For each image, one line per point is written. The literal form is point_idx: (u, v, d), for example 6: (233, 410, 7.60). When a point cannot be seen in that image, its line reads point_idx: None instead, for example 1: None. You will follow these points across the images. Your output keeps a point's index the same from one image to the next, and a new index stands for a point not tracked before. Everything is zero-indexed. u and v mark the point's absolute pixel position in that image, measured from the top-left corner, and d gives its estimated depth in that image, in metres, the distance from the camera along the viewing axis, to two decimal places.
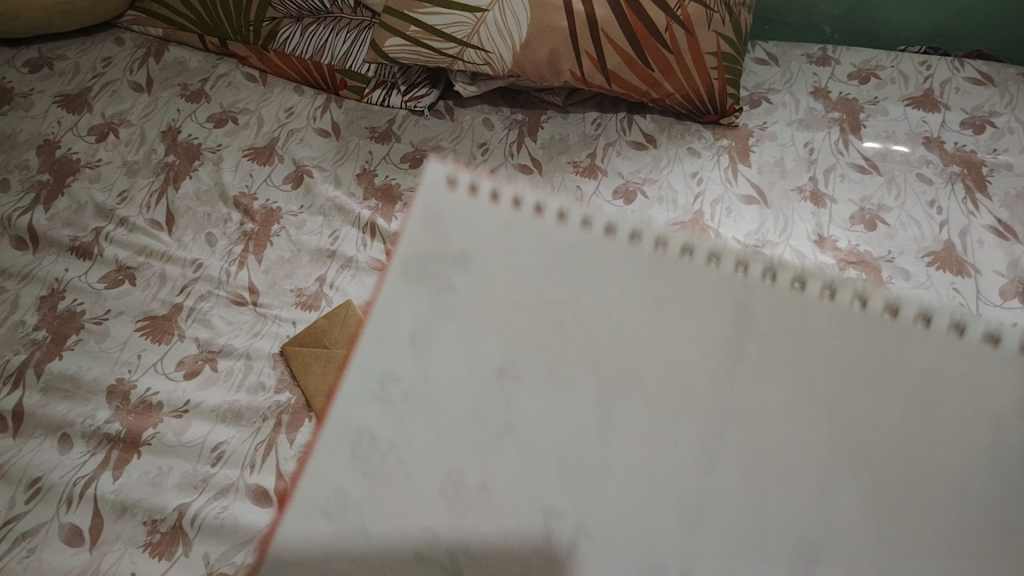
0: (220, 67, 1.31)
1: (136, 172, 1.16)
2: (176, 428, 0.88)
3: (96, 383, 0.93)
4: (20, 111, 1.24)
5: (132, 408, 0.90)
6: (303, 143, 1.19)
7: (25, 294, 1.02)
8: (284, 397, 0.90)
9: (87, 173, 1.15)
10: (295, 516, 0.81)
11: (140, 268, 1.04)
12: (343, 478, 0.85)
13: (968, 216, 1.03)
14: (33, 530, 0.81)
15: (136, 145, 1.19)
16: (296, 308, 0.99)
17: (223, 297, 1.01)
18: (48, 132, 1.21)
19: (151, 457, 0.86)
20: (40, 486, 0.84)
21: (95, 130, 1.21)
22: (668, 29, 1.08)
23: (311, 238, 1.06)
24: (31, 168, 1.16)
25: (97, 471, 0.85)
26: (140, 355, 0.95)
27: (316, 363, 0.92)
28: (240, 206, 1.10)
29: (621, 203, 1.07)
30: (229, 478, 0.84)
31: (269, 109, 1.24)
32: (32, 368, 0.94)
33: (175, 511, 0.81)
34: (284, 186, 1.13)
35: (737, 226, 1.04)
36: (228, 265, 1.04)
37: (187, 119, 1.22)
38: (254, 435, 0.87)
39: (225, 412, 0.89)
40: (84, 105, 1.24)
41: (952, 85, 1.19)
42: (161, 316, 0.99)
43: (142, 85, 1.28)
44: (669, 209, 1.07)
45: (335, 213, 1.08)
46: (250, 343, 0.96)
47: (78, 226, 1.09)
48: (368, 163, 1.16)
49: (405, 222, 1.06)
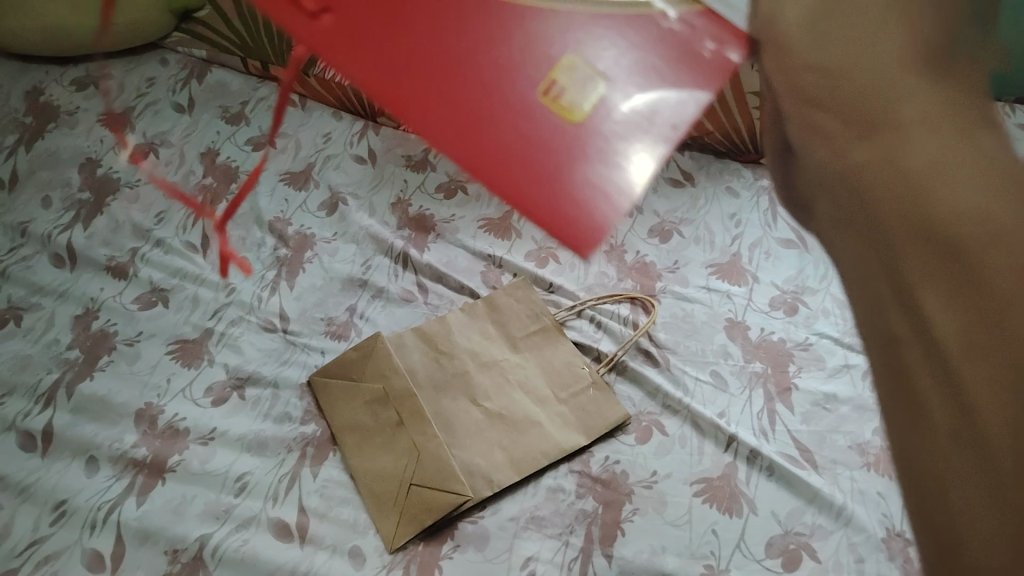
0: (260, 90, 1.26)
1: (175, 192, 1.12)
2: (201, 455, 0.84)
3: (126, 406, 0.89)
4: (65, 129, 1.20)
5: (158, 433, 0.86)
6: (338, 170, 1.14)
7: (60, 312, 0.98)
8: (309, 429, 0.87)
9: (127, 193, 1.12)
10: (316, 553, 0.77)
11: (174, 290, 1.00)
12: (366, 513, 0.80)
13: None
14: (56, 553, 0.77)
15: (176, 166, 1.15)
16: (325, 336, 0.95)
17: (254, 322, 0.96)
18: (91, 151, 1.17)
19: (176, 484, 0.82)
20: (65, 509, 0.80)
21: (135, 150, 1.17)
22: None
23: (343, 265, 1.02)
24: (73, 186, 1.13)
25: (121, 497, 0.81)
26: (170, 378, 0.91)
27: (343, 396, 0.88)
28: (274, 231, 1.06)
29: (657, 243, 1.02)
30: (252, 509, 0.80)
31: (308, 132, 1.19)
32: (64, 388, 0.91)
33: (196, 540, 0.77)
34: (318, 212, 1.08)
35: (775, 270, 0.98)
36: (260, 289, 0.99)
37: (227, 142, 1.19)
38: (277, 466, 0.83)
39: (250, 441, 0.85)
40: (126, 124, 1.21)
41: None
42: (192, 339, 0.94)
43: (184, 105, 1.24)
44: (706, 249, 1.01)
45: (369, 242, 1.04)
46: (277, 371, 0.92)
47: (116, 246, 1.05)
48: (402, 193, 1.11)
49: (437, 254, 1.03)
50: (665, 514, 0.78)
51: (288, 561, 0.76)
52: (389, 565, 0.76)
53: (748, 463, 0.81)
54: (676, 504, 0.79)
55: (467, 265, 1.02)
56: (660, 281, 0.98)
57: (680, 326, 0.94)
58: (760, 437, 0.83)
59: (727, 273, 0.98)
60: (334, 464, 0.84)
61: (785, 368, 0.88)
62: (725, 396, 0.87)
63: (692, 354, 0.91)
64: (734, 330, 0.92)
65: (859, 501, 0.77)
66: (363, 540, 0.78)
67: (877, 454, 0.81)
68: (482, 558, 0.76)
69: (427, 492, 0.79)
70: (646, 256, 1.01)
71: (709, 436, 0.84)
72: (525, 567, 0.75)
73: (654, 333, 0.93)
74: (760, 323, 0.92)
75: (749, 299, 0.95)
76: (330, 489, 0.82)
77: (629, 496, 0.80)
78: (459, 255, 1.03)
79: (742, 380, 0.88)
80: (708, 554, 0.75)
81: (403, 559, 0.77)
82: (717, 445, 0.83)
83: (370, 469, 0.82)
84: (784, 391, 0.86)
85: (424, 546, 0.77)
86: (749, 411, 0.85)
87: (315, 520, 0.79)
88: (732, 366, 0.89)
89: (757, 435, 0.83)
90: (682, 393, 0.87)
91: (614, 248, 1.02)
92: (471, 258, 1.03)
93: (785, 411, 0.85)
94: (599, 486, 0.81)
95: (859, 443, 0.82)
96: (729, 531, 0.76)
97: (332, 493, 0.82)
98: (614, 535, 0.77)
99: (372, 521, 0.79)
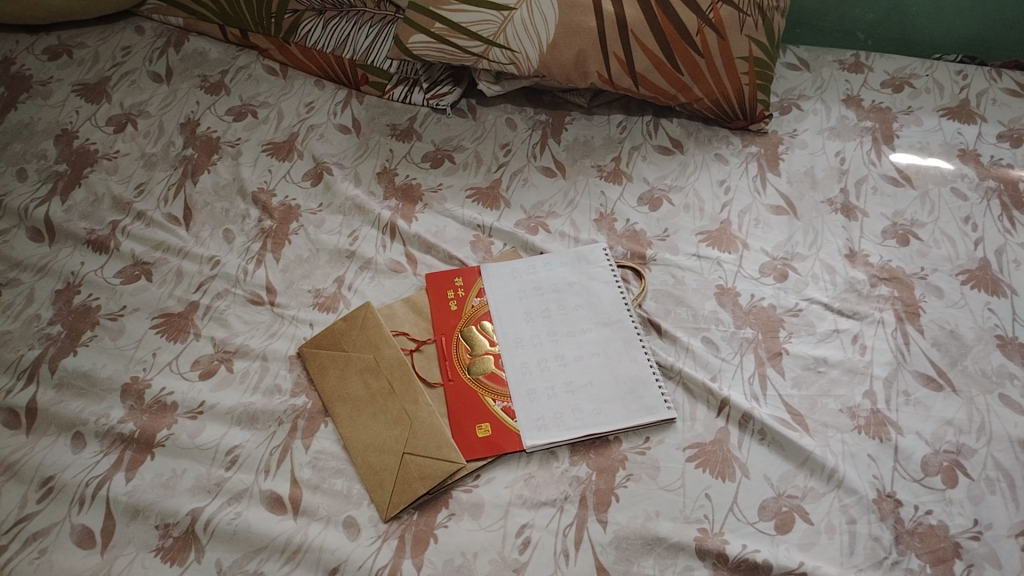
0: (240, 59, 1.23)
1: (155, 165, 1.10)
2: (191, 430, 0.83)
3: (112, 381, 0.87)
4: (39, 100, 1.18)
5: (146, 407, 0.85)
6: (323, 140, 1.12)
7: (40, 287, 0.96)
8: (300, 401, 0.86)
9: (105, 165, 1.10)
10: (310, 525, 0.76)
11: (157, 263, 0.98)
12: (359, 484, 0.79)
13: (1004, 234, 0.95)
14: (44, 530, 0.76)
15: (155, 136, 1.13)
16: (313, 308, 0.93)
17: (241, 295, 0.95)
18: (67, 122, 1.15)
19: (165, 459, 0.81)
20: (53, 485, 0.79)
21: (113, 121, 1.15)
22: (699, 33, 1.02)
23: (330, 237, 1.00)
24: (49, 158, 1.10)
25: (110, 472, 0.80)
26: (156, 352, 0.90)
27: (334, 366, 0.87)
28: (259, 202, 1.04)
29: (646, 211, 1.01)
30: (244, 482, 0.79)
31: (290, 102, 1.17)
32: (47, 363, 0.89)
33: (189, 515, 0.77)
34: (303, 183, 1.07)
35: (766, 237, 0.97)
36: (246, 262, 0.98)
37: (207, 112, 1.16)
38: (268, 439, 0.82)
39: (240, 414, 0.84)
40: (102, 95, 1.18)
41: (989, 97, 1.11)
42: (177, 313, 0.93)
43: (162, 75, 1.21)
44: (695, 217, 1.00)
45: (355, 213, 1.03)
46: (266, 344, 0.90)
47: (95, 219, 1.03)
48: (388, 161, 1.09)
49: (425, 225, 1.01)
50: (658, 479, 0.78)
51: (283, 533, 0.76)
52: (384, 535, 0.76)
53: (740, 427, 0.81)
54: (669, 470, 0.79)
55: (455, 235, 1.00)
56: (651, 249, 0.97)
57: (671, 293, 0.93)
58: (752, 401, 0.83)
59: (717, 240, 0.97)
60: (326, 436, 0.83)
61: (776, 334, 0.88)
62: (717, 360, 0.86)
63: (683, 320, 0.90)
64: (724, 297, 0.92)
65: (849, 463, 0.78)
66: (357, 511, 0.77)
67: (866, 417, 0.81)
68: (478, 527, 0.76)
69: (421, 461, 0.79)
70: (636, 224, 1.00)
71: (700, 401, 0.83)
72: (521, 535, 0.75)
73: (644, 301, 0.92)
74: (750, 289, 0.92)
75: (739, 266, 0.95)
76: (323, 461, 0.81)
77: (623, 463, 0.79)
78: (448, 225, 1.02)
79: (733, 346, 0.87)
80: (702, 518, 0.75)
81: (397, 528, 0.76)
82: (709, 411, 0.82)
83: (365, 441, 0.81)
84: (775, 356, 0.86)
85: (419, 516, 0.77)
86: (740, 375, 0.85)
87: (309, 492, 0.79)
88: (723, 332, 0.89)
89: (749, 399, 0.83)
90: (673, 358, 0.87)
91: (604, 217, 1.01)
92: (461, 227, 1.01)
93: (776, 376, 0.85)
94: (592, 453, 0.81)
95: (848, 406, 0.82)
96: (723, 495, 0.76)
97: (324, 465, 0.81)
98: (609, 501, 0.77)
99: (366, 491, 0.79)
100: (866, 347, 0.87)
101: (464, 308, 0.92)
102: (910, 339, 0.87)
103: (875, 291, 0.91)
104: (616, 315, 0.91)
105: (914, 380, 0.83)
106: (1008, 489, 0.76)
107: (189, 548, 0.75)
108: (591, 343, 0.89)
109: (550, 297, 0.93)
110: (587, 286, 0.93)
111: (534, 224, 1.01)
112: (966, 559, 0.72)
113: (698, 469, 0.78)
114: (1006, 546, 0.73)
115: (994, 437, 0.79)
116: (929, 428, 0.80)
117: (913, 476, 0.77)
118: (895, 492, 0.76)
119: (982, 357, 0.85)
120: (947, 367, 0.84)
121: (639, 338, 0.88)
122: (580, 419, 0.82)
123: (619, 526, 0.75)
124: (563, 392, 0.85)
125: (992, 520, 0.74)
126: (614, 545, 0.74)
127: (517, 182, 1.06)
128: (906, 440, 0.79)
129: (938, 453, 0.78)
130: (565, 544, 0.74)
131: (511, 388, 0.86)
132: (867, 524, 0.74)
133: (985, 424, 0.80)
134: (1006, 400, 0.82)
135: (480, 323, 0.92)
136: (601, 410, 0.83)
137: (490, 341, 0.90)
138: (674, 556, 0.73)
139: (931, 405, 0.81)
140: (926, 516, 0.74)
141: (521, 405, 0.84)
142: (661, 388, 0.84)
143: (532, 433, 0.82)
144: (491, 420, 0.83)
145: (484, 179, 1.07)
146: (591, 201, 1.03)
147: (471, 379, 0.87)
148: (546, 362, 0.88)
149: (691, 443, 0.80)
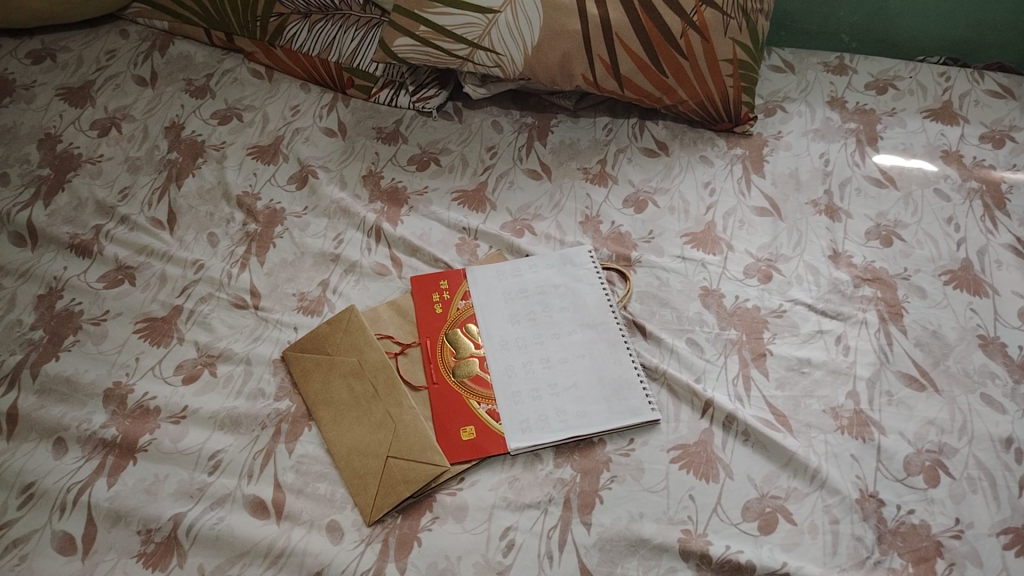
0: (226, 62, 1.23)
1: (139, 169, 1.09)
2: (174, 434, 0.83)
3: (94, 386, 0.87)
4: (22, 104, 1.17)
5: (129, 412, 0.85)
6: (309, 143, 1.12)
7: (22, 292, 0.96)
8: (283, 405, 0.85)
9: (89, 169, 1.09)
10: (293, 529, 0.76)
11: (141, 267, 0.98)
12: (343, 488, 0.79)
13: (986, 234, 0.96)
14: (25, 536, 0.76)
15: (139, 140, 1.13)
16: (297, 312, 0.93)
17: (225, 299, 0.94)
18: (51, 126, 1.14)
19: (148, 464, 0.81)
20: (34, 491, 0.79)
21: (97, 125, 1.15)
22: (683, 35, 1.03)
23: (315, 240, 1.00)
24: (32, 162, 1.10)
25: (92, 478, 0.80)
26: (139, 357, 0.89)
27: (318, 370, 0.86)
28: (243, 206, 1.04)
29: (631, 213, 1.01)
30: (227, 487, 0.79)
31: (276, 105, 1.17)
32: (28, 369, 0.89)
33: (171, 520, 0.76)
34: (288, 186, 1.06)
35: (750, 238, 0.98)
36: (230, 266, 0.98)
37: (192, 116, 1.16)
38: (251, 443, 0.82)
39: (223, 418, 0.84)
40: (86, 99, 1.18)
41: (971, 98, 1.12)
42: (161, 318, 0.93)
43: (147, 79, 1.21)
44: (680, 218, 1.00)
45: (340, 215, 1.02)
46: (251, 348, 0.90)
47: (78, 223, 1.03)
48: (374, 164, 1.09)
49: (411, 227, 1.01)
50: (642, 480, 0.78)
51: (265, 538, 0.75)
52: (368, 539, 0.75)
53: (725, 428, 0.81)
54: (653, 471, 0.79)
55: (441, 238, 1.00)
56: (636, 251, 0.97)
57: (656, 294, 0.93)
58: (736, 403, 0.83)
59: (701, 241, 0.98)
60: (311, 440, 0.83)
61: (760, 335, 0.88)
62: (701, 361, 0.87)
63: (668, 321, 0.91)
64: (708, 298, 0.92)
65: (833, 464, 0.78)
66: (341, 515, 0.77)
67: (849, 417, 0.81)
68: (462, 529, 0.75)
69: (405, 465, 0.79)
70: (621, 226, 1.00)
71: (684, 403, 0.83)
72: (505, 538, 0.75)
73: (629, 303, 0.93)
74: (734, 291, 0.92)
75: (724, 268, 0.95)
76: (307, 465, 0.81)
77: (607, 464, 0.79)
78: (434, 227, 1.01)
79: (717, 348, 0.88)
80: (686, 519, 0.75)
81: (381, 532, 0.76)
82: (693, 412, 0.83)
83: (349, 446, 0.81)
84: (759, 356, 0.87)
85: (403, 519, 0.77)
86: (724, 377, 0.85)
87: (292, 497, 0.78)
88: (707, 333, 0.89)
89: (733, 400, 0.83)
90: (658, 360, 0.87)
91: (589, 219, 1.01)
92: (447, 230, 1.01)
93: (759, 377, 0.85)
94: (576, 455, 0.81)
95: (831, 407, 0.82)
96: (707, 495, 0.77)
97: (308, 469, 0.80)
98: (593, 503, 0.77)
99: (350, 495, 0.78)
100: (849, 347, 0.87)
101: (449, 311, 0.92)
102: (893, 340, 0.87)
103: (858, 291, 0.91)
104: (601, 317, 0.90)
105: (896, 380, 0.84)
106: (990, 488, 0.76)
107: (172, 552, 0.75)
108: (576, 345, 0.89)
109: (535, 299, 0.93)
110: (572, 288, 0.93)
111: (519, 226, 1.01)
112: (948, 557, 0.72)
113: (681, 471, 0.78)
114: (987, 544, 0.73)
115: (976, 436, 0.79)
116: (912, 427, 0.80)
117: (896, 476, 0.77)
118: (877, 491, 0.76)
119: (964, 357, 0.85)
120: (930, 367, 0.85)
121: (624, 339, 0.88)
122: (565, 420, 0.82)
123: (603, 528, 0.75)
124: (548, 394, 0.85)
125: (974, 519, 0.74)
126: (598, 547, 0.74)
127: (503, 185, 1.06)
128: (889, 440, 0.79)
129: (920, 453, 0.78)
130: (549, 546, 0.74)
131: (496, 391, 0.86)
132: (850, 523, 0.74)
133: (967, 424, 0.80)
134: (988, 399, 0.82)
135: (466, 325, 0.92)
136: (585, 411, 0.83)
137: (475, 343, 0.90)
138: (657, 557, 0.73)
139: (914, 405, 0.82)
140: (908, 515, 0.75)
141: (506, 408, 0.84)
142: (645, 389, 0.84)
143: (516, 436, 0.82)
144: (474, 423, 0.83)
145: (470, 182, 1.07)
146: (576, 203, 1.03)
147: (455, 382, 0.87)
148: (531, 364, 0.88)
149: (675, 444, 0.80)
